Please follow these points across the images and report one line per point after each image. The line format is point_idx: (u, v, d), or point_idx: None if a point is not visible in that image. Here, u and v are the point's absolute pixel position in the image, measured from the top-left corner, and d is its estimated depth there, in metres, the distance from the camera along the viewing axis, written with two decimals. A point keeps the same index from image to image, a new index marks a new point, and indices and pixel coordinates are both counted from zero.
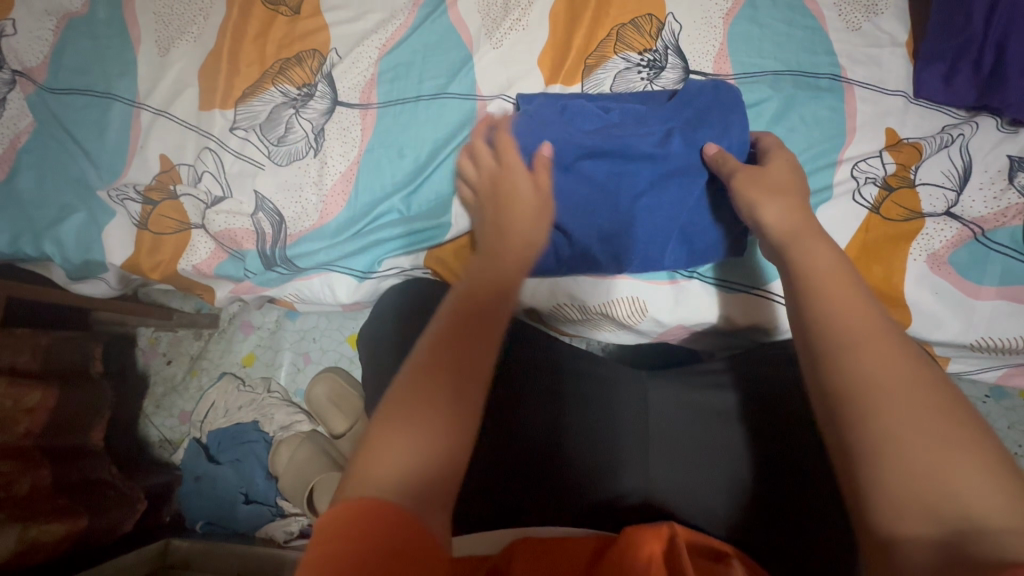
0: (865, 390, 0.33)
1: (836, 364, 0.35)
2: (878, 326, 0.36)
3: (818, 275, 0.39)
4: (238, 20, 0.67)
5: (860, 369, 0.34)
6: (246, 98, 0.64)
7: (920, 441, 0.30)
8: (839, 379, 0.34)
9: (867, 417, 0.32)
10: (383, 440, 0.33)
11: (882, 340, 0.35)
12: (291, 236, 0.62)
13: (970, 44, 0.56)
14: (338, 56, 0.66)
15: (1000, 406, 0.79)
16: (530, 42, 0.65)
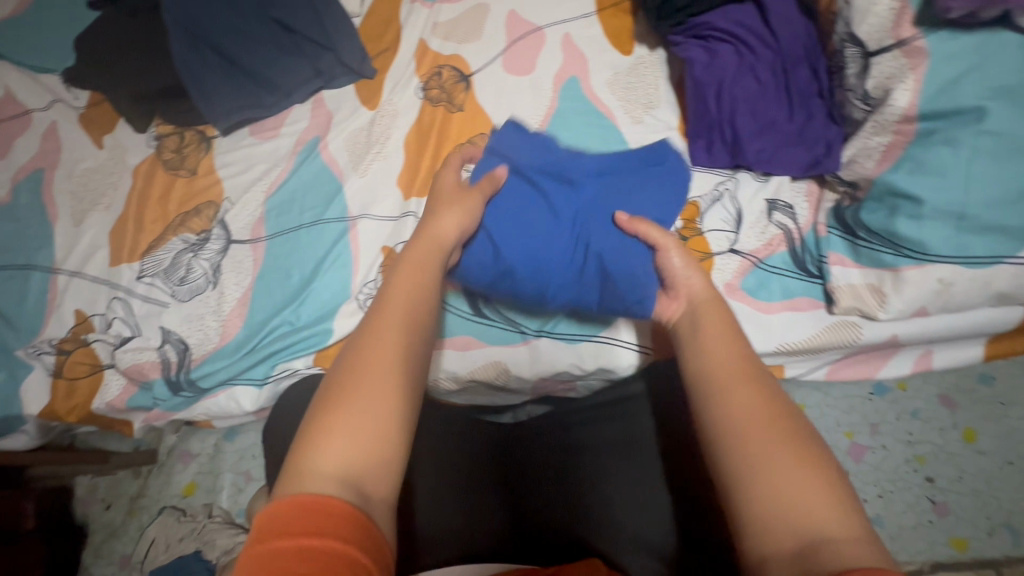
0: (734, 422, 0.41)
1: (715, 409, 0.43)
2: (743, 362, 0.45)
3: (708, 317, 0.50)
4: (142, 187, 0.80)
5: (730, 399, 0.42)
6: (151, 250, 0.75)
7: (780, 463, 0.38)
8: (726, 419, 0.41)
9: (739, 445, 0.40)
10: (329, 448, 0.37)
11: (745, 375, 0.44)
12: (194, 360, 0.70)
13: (714, 124, 0.72)
14: (231, 203, 0.79)
15: (880, 401, 0.86)
16: (389, 168, 0.80)
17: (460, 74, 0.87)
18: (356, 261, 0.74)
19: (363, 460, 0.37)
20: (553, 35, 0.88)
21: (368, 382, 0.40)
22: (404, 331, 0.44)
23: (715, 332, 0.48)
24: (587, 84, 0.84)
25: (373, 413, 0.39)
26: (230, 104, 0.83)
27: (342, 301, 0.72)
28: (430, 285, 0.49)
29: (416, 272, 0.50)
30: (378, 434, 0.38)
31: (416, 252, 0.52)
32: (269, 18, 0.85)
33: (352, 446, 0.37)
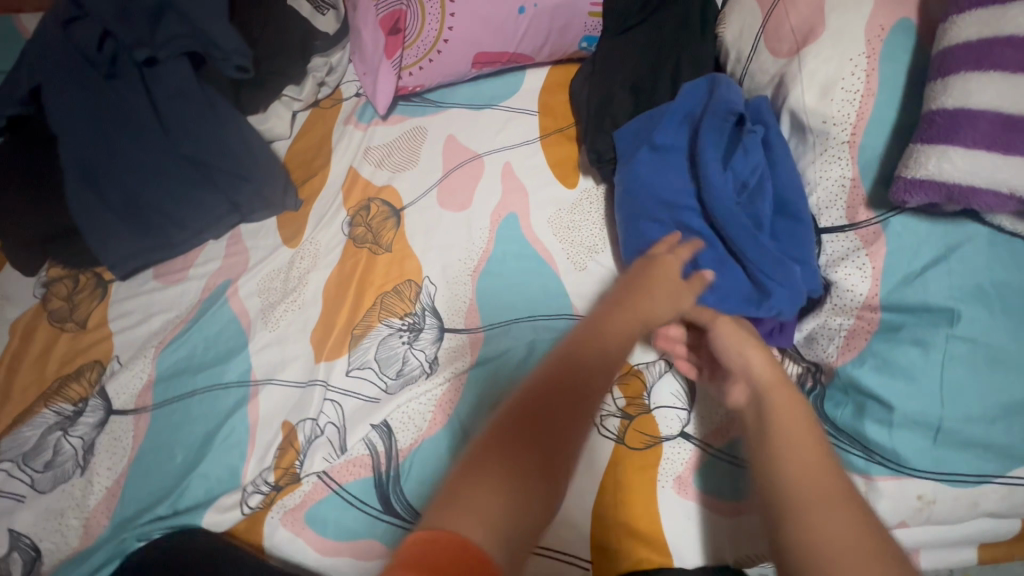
0: (825, 558, 0.31)
1: (788, 534, 0.33)
2: (833, 481, 0.35)
3: (774, 407, 0.42)
4: (21, 346, 0.71)
5: (806, 530, 0.33)
6: (16, 426, 0.66)
7: None
8: (805, 550, 0.32)
9: None
10: (482, 476, 0.33)
11: (835, 502, 0.34)
12: (41, 574, 0.58)
13: None
14: (119, 363, 0.70)
15: None
16: (303, 320, 0.72)
17: (390, 207, 0.80)
18: (250, 440, 0.64)
19: (498, 528, 0.31)
20: (491, 165, 0.83)
21: (530, 442, 0.36)
22: (581, 376, 0.40)
23: (796, 428, 0.39)
24: (526, 222, 0.77)
25: (531, 449, 0.36)
26: (129, 245, 0.75)
27: (226, 492, 0.61)
28: (619, 350, 0.45)
29: (609, 338, 0.45)
30: (525, 509, 0.33)
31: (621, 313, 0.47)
32: (177, 147, 0.77)
33: (507, 484, 0.33)
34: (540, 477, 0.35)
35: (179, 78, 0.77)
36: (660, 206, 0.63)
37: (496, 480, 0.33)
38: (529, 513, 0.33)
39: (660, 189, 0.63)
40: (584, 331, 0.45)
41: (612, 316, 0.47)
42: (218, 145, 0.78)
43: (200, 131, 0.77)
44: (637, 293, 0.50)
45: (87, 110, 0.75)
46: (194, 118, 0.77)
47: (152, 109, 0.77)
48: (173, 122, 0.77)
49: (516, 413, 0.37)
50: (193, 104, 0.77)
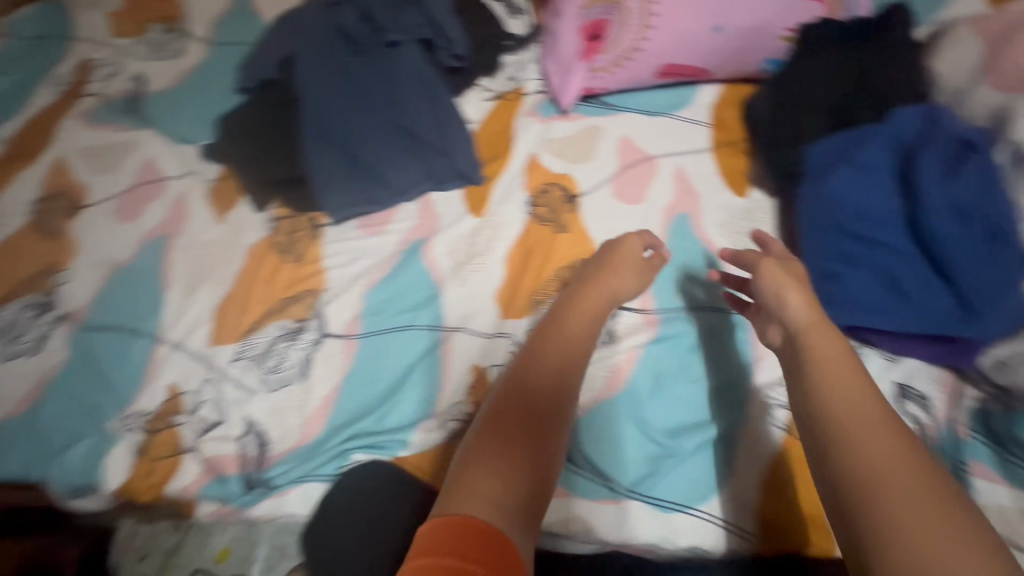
0: (872, 477, 0.45)
1: (842, 458, 0.48)
2: (875, 417, 0.49)
3: (823, 360, 0.54)
4: (253, 268, 0.83)
5: (859, 457, 0.47)
6: (249, 333, 0.77)
7: (917, 513, 0.42)
8: (859, 469, 0.46)
9: (878, 499, 0.44)
10: (480, 467, 0.50)
11: (882, 431, 0.48)
12: (272, 457, 0.69)
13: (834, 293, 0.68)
14: (331, 294, 0.81)
15: None
16: (488, 281, 0.80)
17: (567, 193, 0.88)
18: (444, 376, 0.72)
19: (515, 483, 0.50)
20: (665, 167, 0.89)
21: (535, 441, 0.54)
22: (519, 399, 0.56)
23: (834, 360, 0.54)
24: (698, 223, 0.83)
25: (521, 449, 0.52)
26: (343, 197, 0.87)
27: (425, 415, 0.70)
28: (548, 370, 0.59)
29: (548, 351, 0.61)
30: (528, 489, 0.51)
31: (579, 315, 0.65)
32: (394, 118, 0.89)
33: (501, 469, 0.50)
34: (525, 469, 0.51)
35: (412, 61, 0.91)
36: (862, 223, 0.68)
37: (505, 462, 0.51)
38: (518, 496, 0.49)
39: (857, 204, 0.69)
40: (555, 318, 0.65)
41: (580, 303, 0.66)
42: (428, 120, 0.89)
43: (416, 106, 0.89)
44: (586, 295, 0.66)
45: (333, 79, 0.89)
46: (415, 95, 0.90)
47: (381, 86, 0.90)
48: (397, 98, 0.89)
49: (494, 421, 0.54)
50: (416, 84, 0.90)
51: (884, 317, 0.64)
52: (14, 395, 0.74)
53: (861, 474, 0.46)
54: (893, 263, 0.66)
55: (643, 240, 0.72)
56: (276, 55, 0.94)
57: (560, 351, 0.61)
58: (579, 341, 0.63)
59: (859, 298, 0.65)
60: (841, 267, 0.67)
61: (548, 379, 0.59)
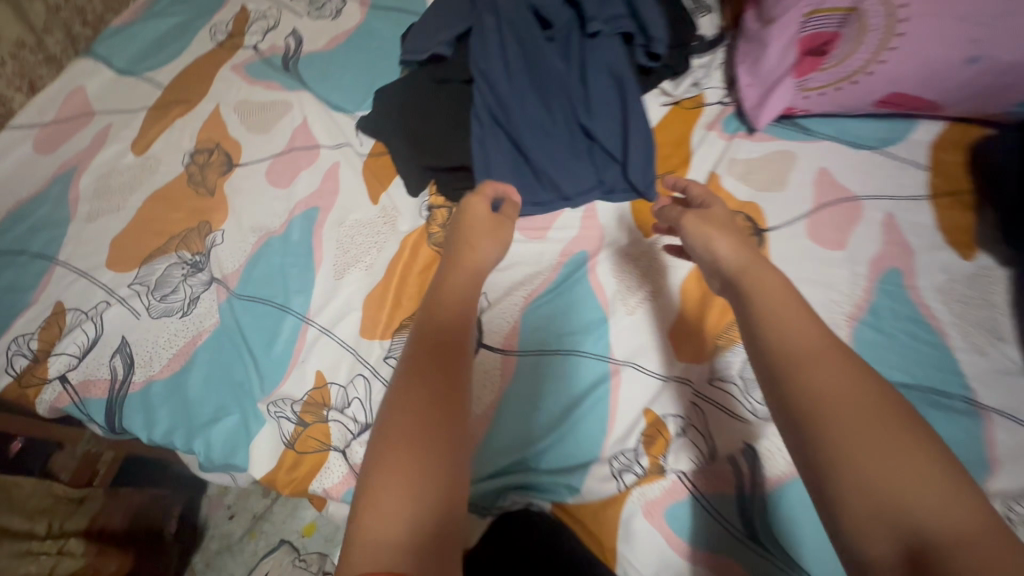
0: (831, 401, 0.40)
1: (800, 381, 0.41)
2: (827, 347, 0.43)
3: (763, 291, 0.49)
4: (407, 257, 0.78)
5: (820, 376, 0.41)
6: (402, 329, 0.71)
7: (866, 443, 0.37)
8: (808, 395, 0.41)
9: (831, 424, 0.39)
10: (392, 459, 0.40)
11: (821, 359, 0.42)
12: None
13: None
14: (488, 300, 0.75)
15: None
16: (662, 314, 0.71)
17: (755, 226, 0.78)
18: (611, 417, 0.66)
19: (438, 480, 0.40)
20: (872, 212, 0.77)
21: (429, 371, 0.45)
22: (432, 357, 0.46)
23: (781, 296, 0.48)
24: (913, 283, 0.72)
25: (432, 395, 0.44)
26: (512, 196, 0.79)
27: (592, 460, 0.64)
28: (452, 306, 0.52)
29: (444, 304, 0.52)
30: (448, 473, 0.40)
31: (455, 273, 0.56)
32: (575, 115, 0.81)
33: (417, 459, 0.40)
34: (435, 444, 0.41)
35: (607, 54, 0.83)
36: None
37: (409, 442, 0.41)
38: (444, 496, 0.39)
39: None
40: (457, 253, 0.58)
41: (461, 263, 0.56)
42: (610, 120, 0.80)
43: (601, 103, 0.81)
44: (456, 255, 0.57)
45: (516, 62, 0.82)
46: (602, 90, 0.81)
47: (564, 76, 0.83)
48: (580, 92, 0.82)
49: (409, 396, 0.43)
50: (605, 79, 0.82)
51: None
52: (162, 356, 0.72)
53: (801, 412, 0.40)
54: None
55: (490, 197, 0.63)
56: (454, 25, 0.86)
57: (444, 317, 0.50)
58: (457, 291, 0.53)
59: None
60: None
61: (442, 329, 0.49)
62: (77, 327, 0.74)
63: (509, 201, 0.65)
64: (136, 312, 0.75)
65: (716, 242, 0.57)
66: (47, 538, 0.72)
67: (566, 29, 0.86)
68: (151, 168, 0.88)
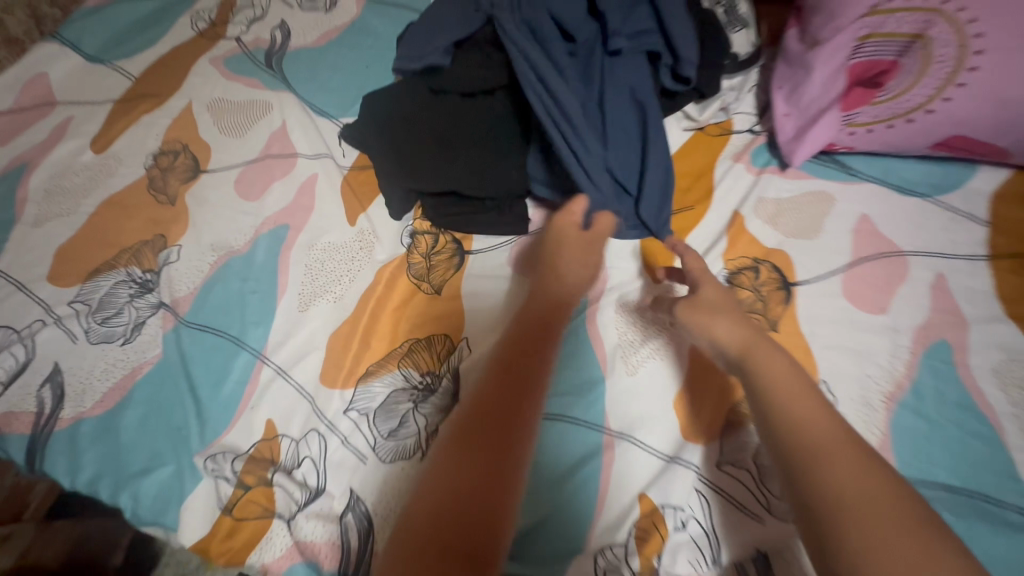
0: (840, 501, 0.40)
1: (813, 480, 0.42)
2: (837, 439, 0.44)
3: (769, 380, 0.50)
4: (383, 290, 0.69)
5: (829, 475, 0.42)
6: (368, 378, 0.62)
7: (878, 543, 0.37)
8: (818, 494, 0.41)
9: (842, 527, 0.39)
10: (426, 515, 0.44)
11: (835, 455, 0.43)
12: (373, 556, 0.53)
13: None
14: (468, 347, 0.65)
15: None
16: (668, 377, 0.62)
17: (782, 279, 0.68)
18: (601, 501, 0.56)
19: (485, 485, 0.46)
20: (919, 270, 0.67)
21: (479, 439, 0.48)
22: (472, 426, 0.49)
23: (770, 356, 0.52)
24: (964, 360, 0.61)
25: (465, 458, 0.47)
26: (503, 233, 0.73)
27: (577, 551, 0.54)
28: (510, 367, 0.53)
29: (522, 348, 0.56)
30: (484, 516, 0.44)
31: (533, 321, 0.60)
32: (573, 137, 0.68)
33: (445, 511, 0.44)
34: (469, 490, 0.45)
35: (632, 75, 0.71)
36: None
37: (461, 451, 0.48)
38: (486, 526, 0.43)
39: None
40: (543, 276, 0.65)
41: (549, 293, 0.63)
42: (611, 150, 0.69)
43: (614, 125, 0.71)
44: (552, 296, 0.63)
45: (521, 80, 0.71)
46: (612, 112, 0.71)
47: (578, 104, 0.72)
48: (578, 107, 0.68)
49: (459, 424, 0.50)
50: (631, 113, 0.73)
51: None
52: (97, 389, 0.64)
53: (797, 471, 0.43)
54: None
55: (580, 214, 0.68)
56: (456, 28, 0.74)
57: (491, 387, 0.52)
58: (538, 337, 0.57)
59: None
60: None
61: (517, 363, 0.54)
62: (6, 350, 0.66)
63: (602, 217, 0.69)
64: (74, 336, 0.67)
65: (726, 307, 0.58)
66: None
67: (588, 43, 0.75)
68: (109, 169, 0.80)
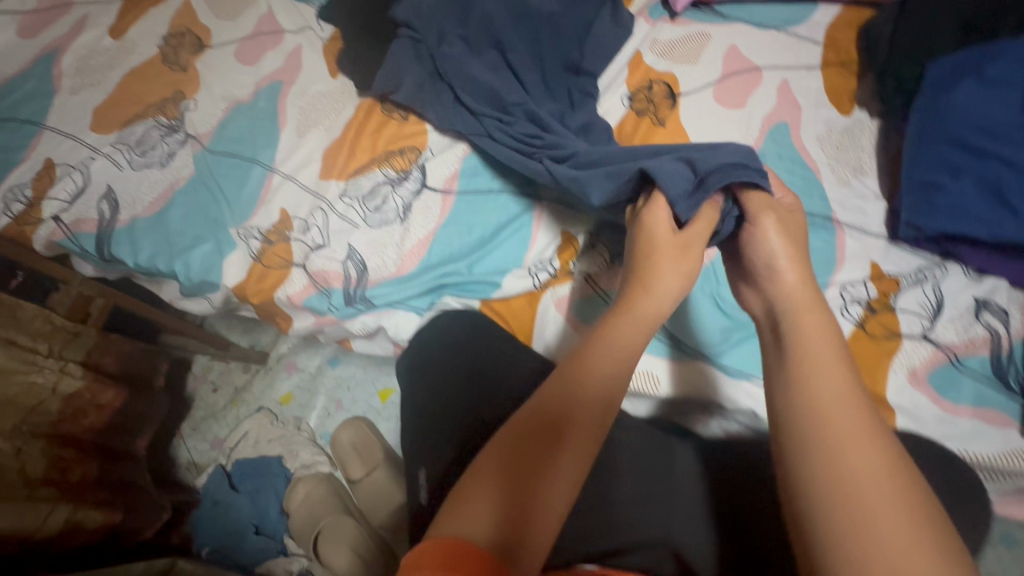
0: (841, 469, 0.39)
1: (809, 446, 0.41)
2: (852, 405, 0.42)
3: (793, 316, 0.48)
4: (362, 119, 0.87)
5: (830, 444, 0.40)
6: (356, 175, 0.82)
7: (873, 514, 0.37)
8: (825, 465, 0.40)
9: (833, 492, 0.39)
10: (466, 498, 0.42)
11: (846, 425, 0.41)
12: (371, 280, 0.77)
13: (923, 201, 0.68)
14: (431, 153, 0.83)
15: (1010, 556, 0.78)
16: None
17: (670, 91, 0.86)
18: (533, 238, 0.76)
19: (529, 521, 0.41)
20: (770, 79, 0.86)
21: (536, 442, 0.44)
22: (537, 423, 0.45)
23: (822, 350, 0.45)
24: (797, 133, 0.81)
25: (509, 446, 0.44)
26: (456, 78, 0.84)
27: (514, 268, 0.75)
28: (593, 380, 0.47)
29: (598, 385, 0.47)
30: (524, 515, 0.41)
31: (619, 343, 0.49)
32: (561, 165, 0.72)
33: (485, 498, 0.41)
34: (519, 488, 0.42)
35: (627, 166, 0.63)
36: (975, 132, 0.67)
37: (502, 467, 0.43)
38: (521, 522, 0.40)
39: (975, 114, 0.68)
40: (631, 295, 0.52)
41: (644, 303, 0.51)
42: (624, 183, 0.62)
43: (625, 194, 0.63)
44: (628, 312, 0.51)
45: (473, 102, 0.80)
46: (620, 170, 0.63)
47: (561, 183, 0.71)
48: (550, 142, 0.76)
49: (500, 449, 0.44)
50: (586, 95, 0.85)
51: (979, 225, 0.65)
52: (145, 199, 0.82)
53: (815, 480, 0.40)
54: (1001, 172, 0.65)
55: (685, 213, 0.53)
56: (411, 48, 0.84)
57: (572, 389, 0.47)
58: (613, 369, 0.48)
59: (961, 208, 0.66)
60: (944, 178, 0.68)
61: (595, 408, 0.46)
62: (67, 177, 0.84)
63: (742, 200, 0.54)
64: (120, 165, 0.84)
65: (786, 274, 0.50)
66: (50, 356, 0.84)
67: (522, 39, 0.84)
68: (128, 50, 0.97)
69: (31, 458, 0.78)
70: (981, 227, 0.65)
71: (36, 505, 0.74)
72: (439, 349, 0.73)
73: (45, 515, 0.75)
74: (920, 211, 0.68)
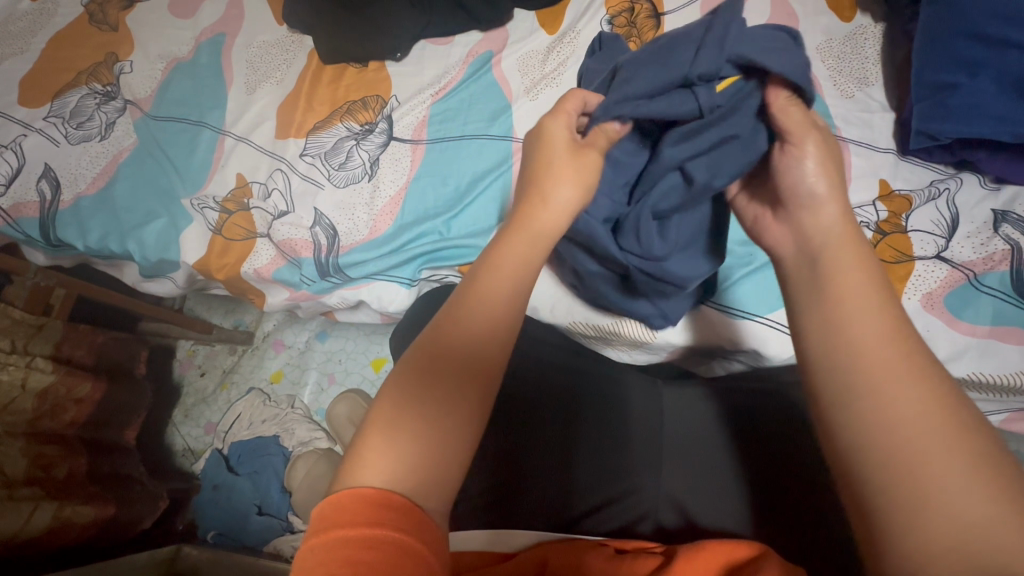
0: (886, 420, 0.32)
1: (854, 395, 0.33)
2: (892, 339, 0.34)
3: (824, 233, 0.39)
4: (316, 69, 0.78)
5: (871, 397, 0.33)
6: (317, 130, 0.75)
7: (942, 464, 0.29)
8: (868, 411, 0.32)
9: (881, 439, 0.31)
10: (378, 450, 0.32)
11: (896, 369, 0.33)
12: (343, 247, 0.71)
13: (935, 106, 0.62)
14: (397, 101, 0.75)
15: None
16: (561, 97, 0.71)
17: (653, 9, 0.73)
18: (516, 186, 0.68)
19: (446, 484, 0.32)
20: None
21: (432, 385, 0.35)
22: (433, 370, 0.35)
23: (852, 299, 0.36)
24: None
25: (423, 409, 0.34)
26: (409, 23, 0.75)
27: (496, 220, 0.67)
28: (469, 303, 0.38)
29: (458, 316, 0.38)
30: (440, 472, 0.33)
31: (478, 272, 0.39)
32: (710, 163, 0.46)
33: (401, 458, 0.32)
34: (427, 438, 0.33)
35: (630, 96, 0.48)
36: (996, 21, 0.60)
37: (414, 422, 0.33)
38: (433, 471, 0.32)
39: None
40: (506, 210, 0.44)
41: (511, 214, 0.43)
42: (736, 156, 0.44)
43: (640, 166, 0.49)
44: (523, 230, 0.42)
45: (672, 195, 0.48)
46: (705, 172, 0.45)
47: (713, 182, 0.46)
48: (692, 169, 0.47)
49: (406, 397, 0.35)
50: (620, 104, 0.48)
51: (999, 124, 0.59)
52: (87, 174, 0.76)
53: (851, 427, 0.33)
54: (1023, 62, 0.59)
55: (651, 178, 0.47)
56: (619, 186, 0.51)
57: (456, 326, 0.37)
58: (476, 300, 0.38)
59: (978, 107, 0.60)
60: (960, 77, 0.62)
61: (454, 347, 0.36)
62: None
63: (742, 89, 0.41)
64: (56, 141, 0.77)
65: (816, 212, 0.39)
66: (13, 353, 0.78)
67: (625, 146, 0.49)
68: (49, 12, 0.87)
69: (9, 457, 0.74)
70: (1003, 130, 0.59)
71: (17, 506, 0.71)
72: (412, 313, 0.67)
73: (28, 515, 0.72)
74: (929, 117, 0.62)
